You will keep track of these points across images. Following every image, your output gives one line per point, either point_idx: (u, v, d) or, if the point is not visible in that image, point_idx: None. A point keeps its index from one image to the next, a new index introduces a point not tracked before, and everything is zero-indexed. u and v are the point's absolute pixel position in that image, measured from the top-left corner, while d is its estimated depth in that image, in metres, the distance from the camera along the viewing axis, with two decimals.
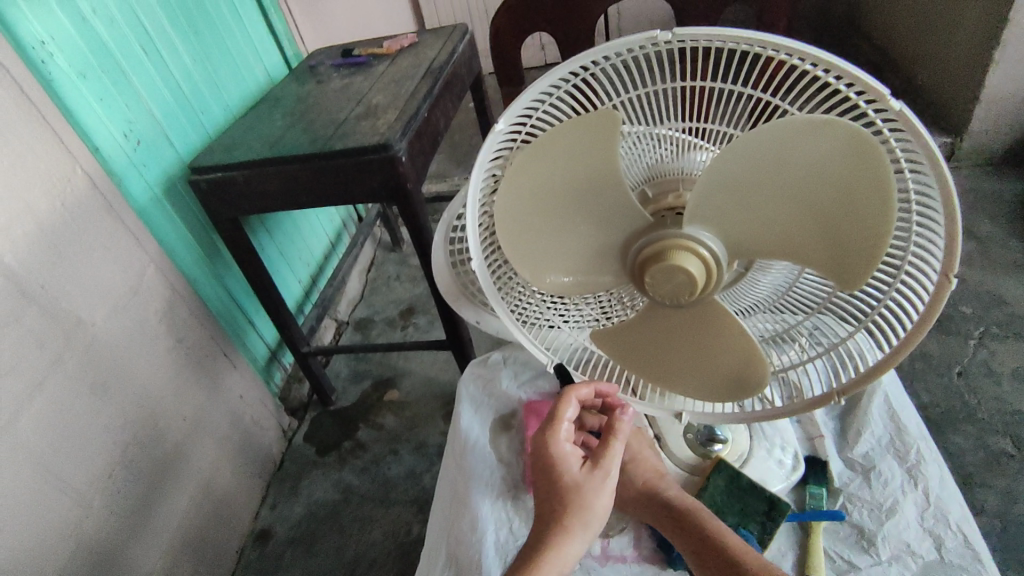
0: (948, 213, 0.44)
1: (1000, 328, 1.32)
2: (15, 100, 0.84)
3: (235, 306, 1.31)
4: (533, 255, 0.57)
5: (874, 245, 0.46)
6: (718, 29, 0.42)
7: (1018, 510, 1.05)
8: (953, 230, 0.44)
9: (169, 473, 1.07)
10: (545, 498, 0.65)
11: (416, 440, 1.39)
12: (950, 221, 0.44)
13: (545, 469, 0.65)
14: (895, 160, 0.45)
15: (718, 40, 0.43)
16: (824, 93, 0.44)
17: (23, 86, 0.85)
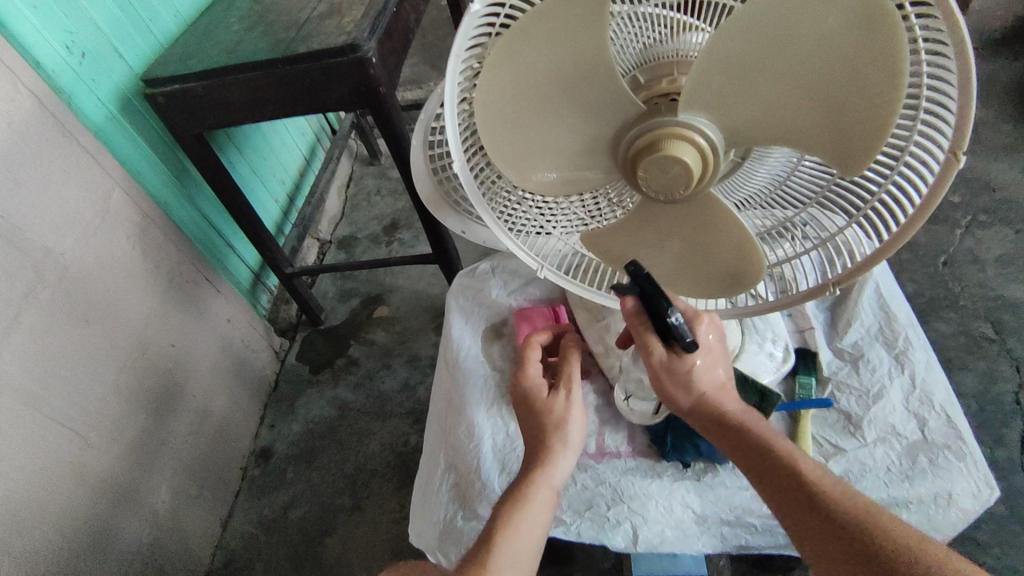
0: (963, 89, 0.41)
1: (987, 216, 1.32)
2: None
3: (212, 229, 1.27)
4: (519, 155, 0.54)
5: (880, 127, 0.44)
6: None
7: (993, 390, 1.11)
8: (965, 108, 0.41)
9: (165, 399, 1.08)
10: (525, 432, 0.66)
11: (409, 354, 1.41)
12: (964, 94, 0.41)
13: (520, 403, 0.67)
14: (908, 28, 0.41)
15: None
16: None
17: None
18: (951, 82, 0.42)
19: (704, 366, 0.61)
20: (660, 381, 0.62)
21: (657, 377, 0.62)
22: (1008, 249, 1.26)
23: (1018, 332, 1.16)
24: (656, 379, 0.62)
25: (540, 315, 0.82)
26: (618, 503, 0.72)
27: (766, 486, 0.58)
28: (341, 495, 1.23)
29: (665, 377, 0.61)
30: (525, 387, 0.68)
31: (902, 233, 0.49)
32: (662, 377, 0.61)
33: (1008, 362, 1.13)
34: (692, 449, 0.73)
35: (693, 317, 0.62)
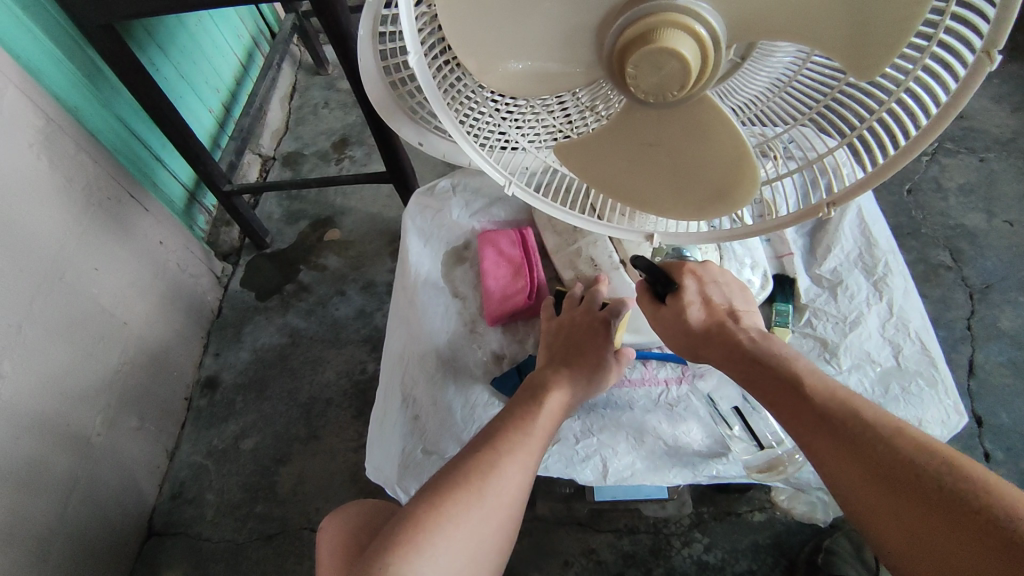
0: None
1: (955, 144, 1.30)
2: None
3: (136, 141, 1.13)
4: (491, 43, 0.46)
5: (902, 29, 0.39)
6: None
7: (946, 316, 1.13)
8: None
9: (90, 325, 0.98)
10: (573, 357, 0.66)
11: (364, 280, 1.33)
12: None
13: (579, 336, 0.67)
14: None
15: None
16: None
17: None
18: None
19: (693, 303, 0.66)
20: (666, 331, 0.67)
21: (658, 328, 0.68)
22: (971, 178, 1.26)
23: (975, 260, 1.17)
24: (667, 335, 0.67)
25: (506, 238, 0.75)
26: (587, 435, 0.70)
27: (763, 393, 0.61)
28: (294, 425, 1.18)
29: (663, 326, 0.67)
30: (586, 321, 0.68)
31: (897, 160, 0.45)
32: (663, 326, 0.67)
33: (962, 289, 1.15)
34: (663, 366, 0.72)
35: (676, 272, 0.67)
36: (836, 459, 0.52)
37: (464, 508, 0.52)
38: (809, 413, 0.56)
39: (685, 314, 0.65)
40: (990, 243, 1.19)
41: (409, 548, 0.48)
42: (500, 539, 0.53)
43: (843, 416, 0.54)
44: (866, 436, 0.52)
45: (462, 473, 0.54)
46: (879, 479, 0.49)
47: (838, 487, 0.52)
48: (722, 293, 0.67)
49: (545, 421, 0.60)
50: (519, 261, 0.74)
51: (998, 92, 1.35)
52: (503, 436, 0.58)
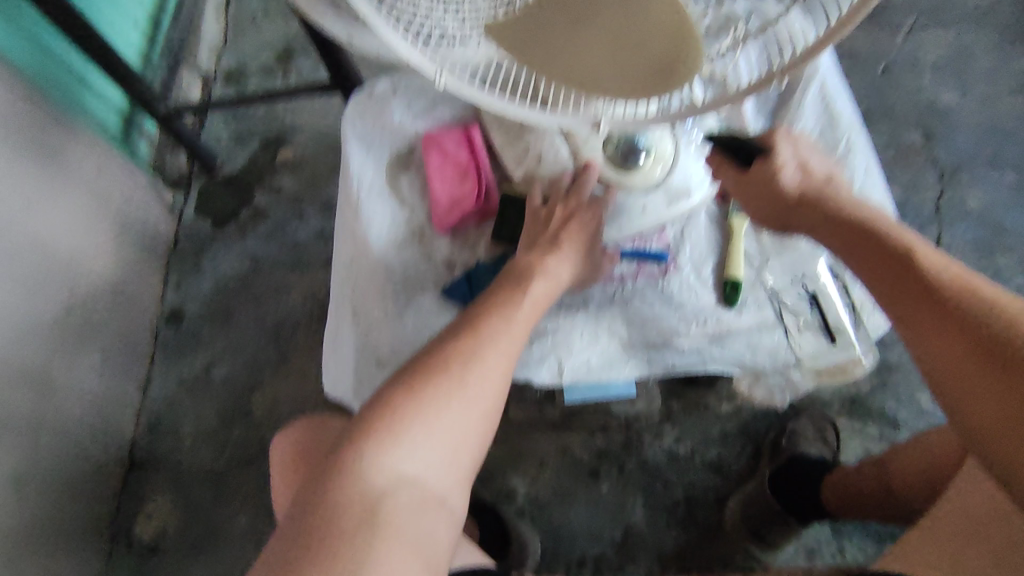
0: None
1: (931, 16, 1.23)
2: None
3: (54, 63, 1.03)
4: None
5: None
6: None
7: (914, 199, 1.11)
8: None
9: (32, 264, 0.94)
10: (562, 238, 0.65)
11: (322, 200, 1.28)
12: None
13: (569, 220, 0.66)
14: None
15: None
16: None
17: None
18: None
19: (788, 169, 0.58)
20: (746, 197, 0.60)
21: (741, 197, 0.61)
22: (947, 52, 1.20)
23: (945, 139, 1.14)
24: (749, 199, 0.60)
25: (451, 139, 0.71)
26: (542, 336, 0.68)
27: (862, 264, 0.55)
28: (265, 351, 1.17)
29: (750, 193, 0.60)
30: (578, 208, 0.66)
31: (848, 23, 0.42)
32: (749, 194, 0.60)
33: (932, 170, 1.13)
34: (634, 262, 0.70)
35: (770, 136, 0.59)
36: (939, 337, 0.48)
37: (446, 397, 0.52)
38: (917, 285, 0.51)
39: (780, 179, 0.58)
40: (962, 119, 1.16)
41: (389, 437, 0.49)
42: (483, 429, 0.53)
43: (954, 291, 0.49)
44: (974, 308, 0.47)
45: (443, 360, 0.54)
46: (991, 364, 0.45)
47: (935, 369, 0.49)
48: (818, 160, 0.60)
49: (526, 309, 0.59)
50: (466, 163, 0.70)
51: None
52: (482, 320, 0.57)
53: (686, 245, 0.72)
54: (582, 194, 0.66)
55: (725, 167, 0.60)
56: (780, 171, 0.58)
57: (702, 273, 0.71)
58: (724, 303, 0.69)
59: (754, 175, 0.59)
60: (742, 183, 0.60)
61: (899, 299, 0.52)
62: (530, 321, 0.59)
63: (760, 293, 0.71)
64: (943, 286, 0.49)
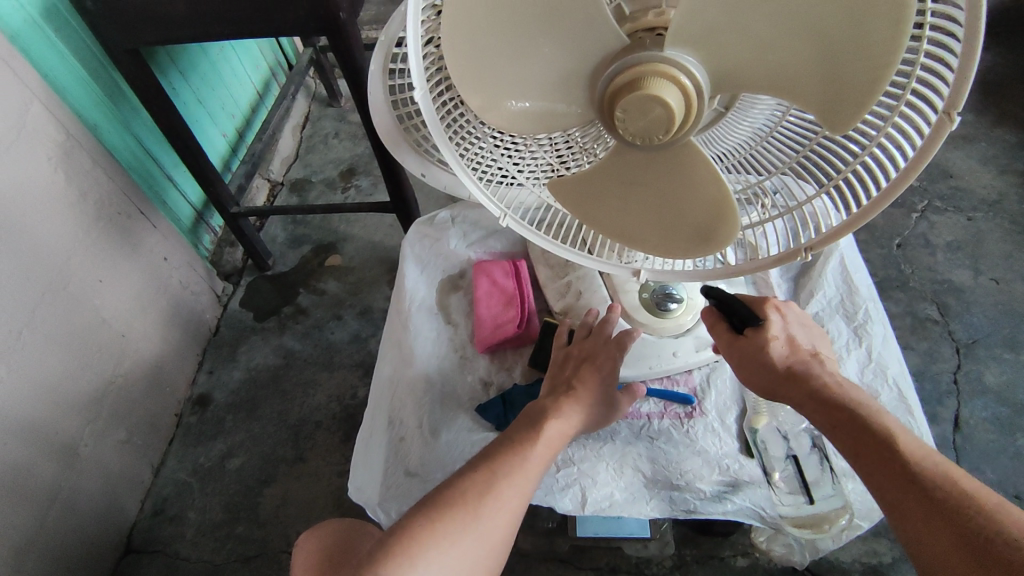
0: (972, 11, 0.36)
1: (942, 202, 1.34)
2: None
3: (149, 159, 1.16)
4: (490, 80, 0.49)
5: (883, 63, 0.40)
6: None
7: (932, 369, 1.14)
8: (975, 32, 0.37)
9: (87, 336, 1.00)
10: (577, 378, 0.67)
11: (361, 306, 1.35)
12: (964, 62, 0.38)
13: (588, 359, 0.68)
14: None
15: None
16: None
17: None
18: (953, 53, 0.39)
19: (778, 340, 0.62)
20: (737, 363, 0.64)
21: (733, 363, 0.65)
22: (958, 236, 1.29)
23: (960, 315, 1.20)
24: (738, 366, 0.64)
25: (500, 270, 0.78)
26: (568, 464, 0.70)
27: (847, 442, 0.58)
28: (282, 447, 1.18)
29: (742, 361, 0.64)
30: (595, 348, 0.69)
31: (869, 211, 0.47)
32: (738, 360, 0.64)
33: (948, 343, 1.17)
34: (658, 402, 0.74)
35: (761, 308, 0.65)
36: (924, 525, 0.50)
37: (460, 527, 0.53)
38: (900, 469, 0.53)
39: (770, 351, 0.62)
40: (976, 299, 1.21)
41: (405, 559, 0.50)
42: (493, 562, 0.54)
43: (935, 479, 0.52)
44: (957, 500, 0.50)
45: (461, 492, 0.56)
46: (967, 548, 0.47)
47: (927, 560, 0.49)
48: (806, 333, 0.65)
49: (542, 448, 0.61)
50: (512, 292, 0.76)
51: (985, 154, 1.41)
52: (501, 457, 0.59)
53: (712, 391, 0.75)
54: (602, 337, 0.69)
55: (718, 327, 0.65)
56: (770, 342, 0.62)
57: (725, 420, 0.74)
58: (746, 453, 0.72)
59: (746, 342, 0.63)
60: (734, 348, 0.64)
61: (885, 483, 0.54)
62: (545, 463, 0.61)
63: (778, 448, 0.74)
64: (925, 475, 0.52)
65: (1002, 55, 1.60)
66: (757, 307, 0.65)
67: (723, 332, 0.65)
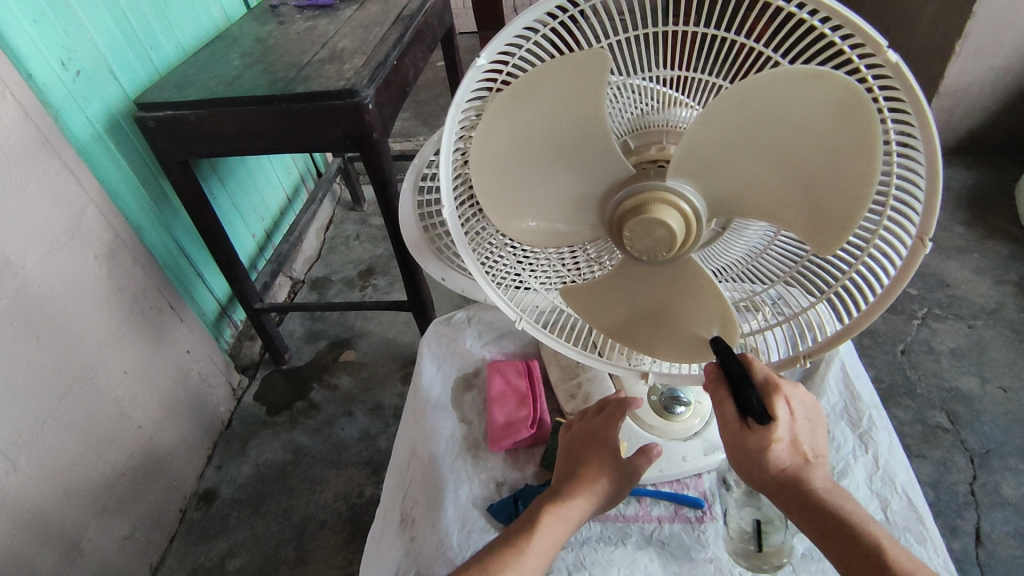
0: (930, 156, 0.43)
1: (942, 310, 1.38)
2: None
3: (183, 257, 1.23)
4: (510, 200, 0.54)
5: (859, 195, 0.45)
6: None
7: (947, 480, 1.13)
8: (934, 171, 0.43)
9: (106, 426, 1.02)
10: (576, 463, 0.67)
11: (372, 402, 1.37)
12: (929, 197, 0.44)
13: (585, 443, 0.68)
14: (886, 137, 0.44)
15: None
16: (827, 52, 0.43)
17: None
18: (920, 189, 0.45)
19: (783, 443, 0.55)
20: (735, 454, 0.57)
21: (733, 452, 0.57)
22: (961, 343, 1.32)
23: (971, 424, 1.19)
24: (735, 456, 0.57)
25: (514, 370, 0.82)
26: (579, 568, 0.69)
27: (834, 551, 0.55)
28: (284, 547, 1.16)
29: (745, 456, 0.56)
30: (591, 431, 0.69)
31: (861, 322, 0.51)
32: (735, 450, 0.57)
33: (961, 452, 1.16)
34: (668, 506, 0.74)
35: (773, 393, 0.55)
36: None
37: None
38: None
39: (774, 452, 0.55)
40: (985, 407, 1.22)
41: None
42: None
43: None
44: None
45: None
46: None
47: None
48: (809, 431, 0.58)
49: (538, 547, 0.60)
50: (525, 392, 0.79)
51: (980, 265, 1.46)
52: (495, 559, 0.59)
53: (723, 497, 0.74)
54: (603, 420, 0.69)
55: (722, 406, 0.56)
56: (774, 443, 0.55)
57: None
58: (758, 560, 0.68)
59: (749, 437, 0.55)
60: (736, 437, 0.56)
61: None
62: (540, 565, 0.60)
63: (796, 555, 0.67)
64: None
65: (985, 175, 1.71)
66: (769, 394, 0.55)
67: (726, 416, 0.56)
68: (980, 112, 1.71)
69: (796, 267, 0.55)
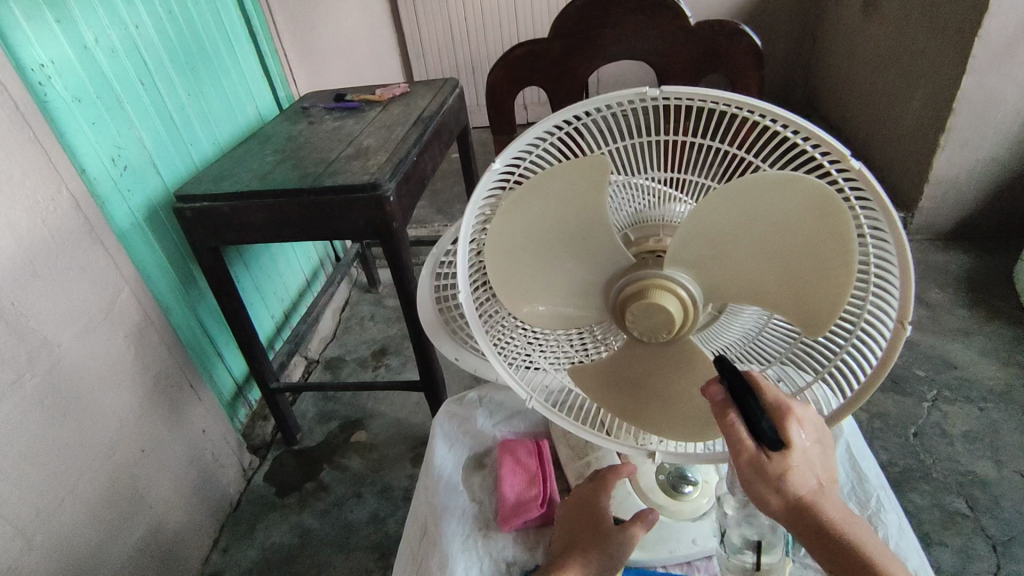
0: (899, 249, 0.47)
1: (951, 392, 1.39)
2: (23, 138, 0.87)
3: (206, 339, 1.28)
4: (522, 287, 0.59)
5: (840, 284, 0.50)
6: (720, 93, 0.47)
7: (972, 569, 1.09)
8: (904, 263, 0.47)
9: (119, 504, 1.02)
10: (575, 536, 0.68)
11: (382, 483, 1.36)
12: (904, 285, 0.48)
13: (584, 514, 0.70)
14: (861, 232, 0.49)
15: (711, 100, 0.47)
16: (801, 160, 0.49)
17: (27, 119, 0.88)
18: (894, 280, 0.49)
19: (797, 468, 0.53)
20: (750, 483, 0.53)
21: (748, 481, 0.53)
22: (974, 427, 1.31)
23: (991, 509, 1.17)
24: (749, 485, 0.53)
25: (524, 449, 0.84)
26: None
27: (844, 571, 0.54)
28: None
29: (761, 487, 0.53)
30: (592, 502, 0.71)
31: (853, 402, 0.53)
32: (751, 479, 0.53)
33: (984, 540, 1.12)
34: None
35: (781, 415, 0.53)
36: None
37: None
38: None
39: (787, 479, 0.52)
40: (1005, 492, 1.19)
41: None
42: None
43: None
44: None
45: None
46: None
47: None
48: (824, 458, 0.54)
49: None
50: (535, 471, 0.81)
51: (986, 347, 1.48)
52: None
53: None
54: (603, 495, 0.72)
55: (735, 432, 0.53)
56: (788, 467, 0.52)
57: None
58: None
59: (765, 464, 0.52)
60: (753, 466, 0.52)
61: None
62: None
63: None
64: None
65: (982, 260, 1.76)
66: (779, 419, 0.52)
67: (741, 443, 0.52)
68: (971, 200, 1.78)
69: (792, 347, 0.59)
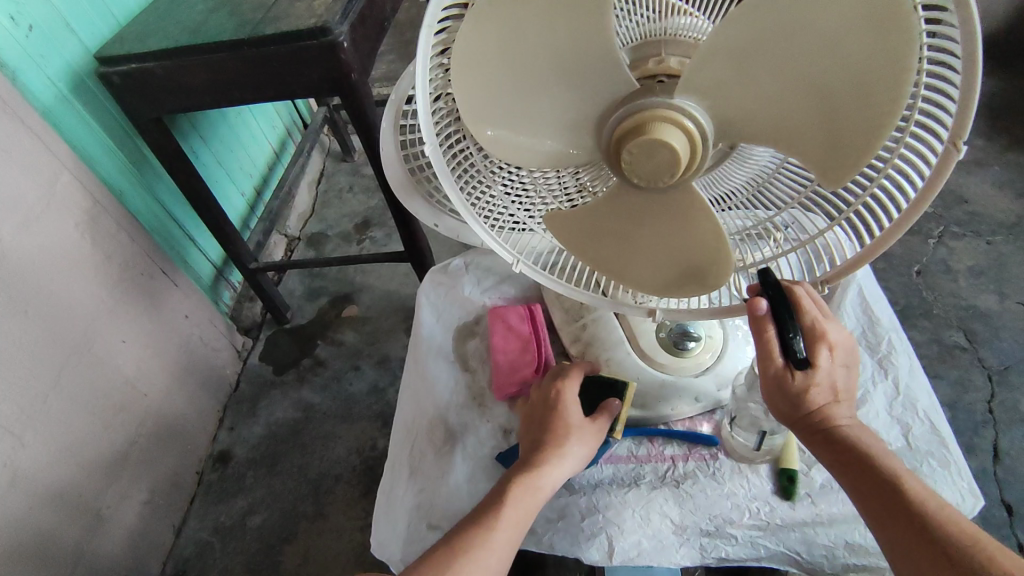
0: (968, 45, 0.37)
1: (959, 227, 1.33)
2: None
3: (172, 222, 1.20)
4: (501, 130, 0.50)
5: (888, 105, 0.40)
6: None
7: (965, 398, 1.11)
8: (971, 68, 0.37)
9: (111, 396, 1.01)
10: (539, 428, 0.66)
11: (378, 355, 1.36)
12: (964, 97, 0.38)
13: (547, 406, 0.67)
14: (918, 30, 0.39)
15: None
16: None
17: None
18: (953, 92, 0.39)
19: (822, 386, 0.54)
20: (770, 394, 0.55)
21: (768, 393, 0.56)
22: (980, 261, 1.27)
23: (990, 341, 1.17)
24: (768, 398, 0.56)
25: (514, 314, 0.78)
26: (592, 512, 0.68)
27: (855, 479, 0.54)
28: (302, 502, 1.18)
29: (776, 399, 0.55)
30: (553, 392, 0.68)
31: (881, 245, 0.47)
32: (773, 393, 0.55)
33: (980, 371, 1.13)
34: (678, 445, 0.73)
35: (813, 334, 0.53)
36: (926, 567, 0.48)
37: None
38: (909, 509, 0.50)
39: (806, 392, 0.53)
40: (1005, 324, 1.18)
41: None
42: None
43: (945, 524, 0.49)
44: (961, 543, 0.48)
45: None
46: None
47: None
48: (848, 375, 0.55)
49: (517, 511, 0.58)
50: (527, 336, 0.76)
51: (1000, 177, 1.40)
52: (469, 537, 0.56)
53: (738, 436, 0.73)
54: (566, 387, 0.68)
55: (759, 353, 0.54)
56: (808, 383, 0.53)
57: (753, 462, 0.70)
58: (782, 496, 0.68)
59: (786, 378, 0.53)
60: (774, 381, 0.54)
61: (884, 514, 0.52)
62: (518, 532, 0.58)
63: (816, 487, 0.68)
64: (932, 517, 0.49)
65: (1005, 81, 1.61)
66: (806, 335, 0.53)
67: (763, 362, 0.54)
68: (1001, 12, 1.60)
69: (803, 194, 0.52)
